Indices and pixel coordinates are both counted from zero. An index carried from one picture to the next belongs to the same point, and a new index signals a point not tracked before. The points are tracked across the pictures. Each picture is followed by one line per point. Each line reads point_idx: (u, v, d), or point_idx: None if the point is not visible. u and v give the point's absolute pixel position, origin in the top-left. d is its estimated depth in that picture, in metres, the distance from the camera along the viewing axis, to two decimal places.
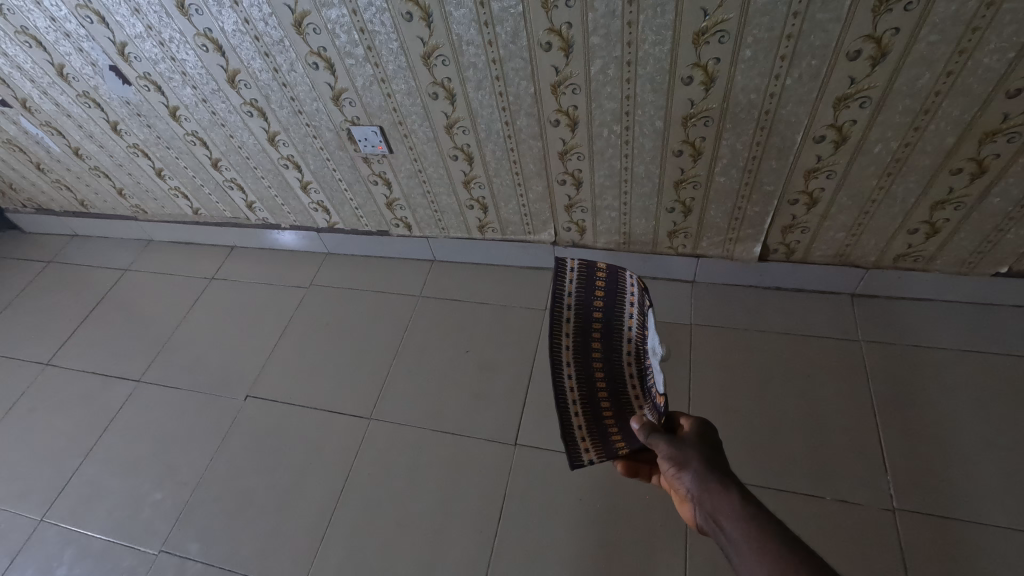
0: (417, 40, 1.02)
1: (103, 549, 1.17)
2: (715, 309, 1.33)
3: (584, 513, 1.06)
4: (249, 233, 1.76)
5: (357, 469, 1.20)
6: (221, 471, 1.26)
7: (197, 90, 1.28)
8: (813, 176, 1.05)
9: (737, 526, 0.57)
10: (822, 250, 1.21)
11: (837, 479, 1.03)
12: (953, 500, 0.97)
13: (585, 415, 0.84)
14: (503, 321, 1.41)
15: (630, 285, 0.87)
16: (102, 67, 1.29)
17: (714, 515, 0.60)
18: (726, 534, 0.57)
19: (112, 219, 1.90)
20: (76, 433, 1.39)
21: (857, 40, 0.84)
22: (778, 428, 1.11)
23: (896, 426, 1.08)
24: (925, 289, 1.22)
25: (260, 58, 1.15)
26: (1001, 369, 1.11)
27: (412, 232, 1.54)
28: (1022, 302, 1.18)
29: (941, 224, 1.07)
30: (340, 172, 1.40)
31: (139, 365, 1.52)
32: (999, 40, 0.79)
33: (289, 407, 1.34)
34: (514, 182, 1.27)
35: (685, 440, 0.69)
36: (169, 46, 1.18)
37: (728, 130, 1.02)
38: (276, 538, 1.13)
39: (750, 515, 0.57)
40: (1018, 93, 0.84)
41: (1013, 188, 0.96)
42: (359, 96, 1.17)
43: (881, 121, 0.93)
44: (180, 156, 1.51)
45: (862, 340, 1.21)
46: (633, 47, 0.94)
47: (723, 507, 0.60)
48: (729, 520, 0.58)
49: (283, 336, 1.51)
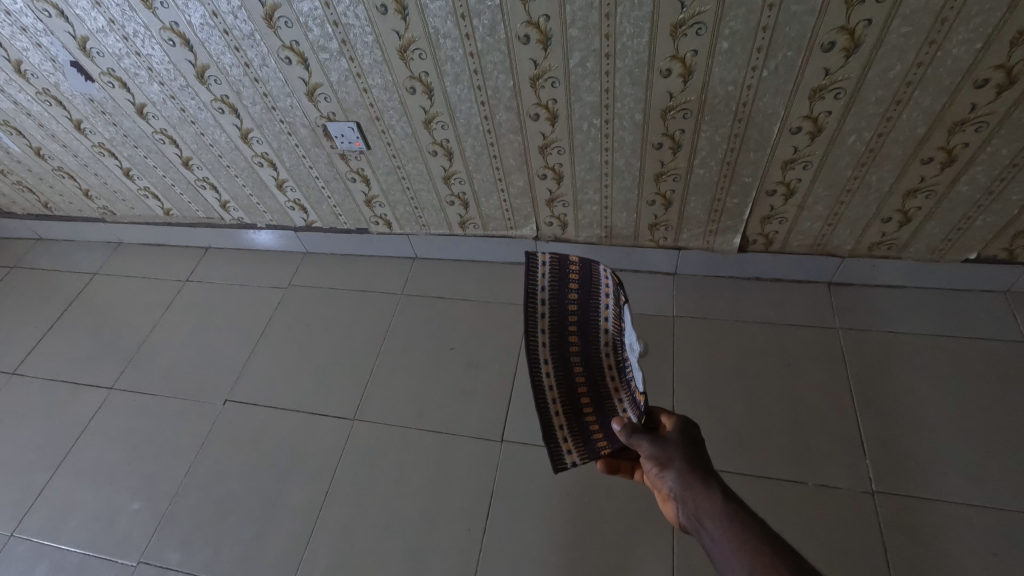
0: (393, 33, 1.00)
1: (79, 563, 1.13)
2: (697, 300, 1.34)
3: (571, 507, 1.07)
4: (224, 233, 1.71)
5: (342, 471, 1.18)
6: (201, 478, 1.23)
7: (165, 86, 1.23)
8: (790, 167, 1.07)
9: (720, 526, 0.58)
10: (799, 240, 1.23)
11: (818, 465, 1.05)
12: (927, 480, 1.00)
13: (565, 413, 0.85)
14: (487, 317, 1.41)
15: (604, 277, 0.85)
16: (62, 63, 1.24)
17: (697, 515, 0.61)
18: (710, 534, 0.58)
19: (78, 221, 1.83)
20: (47, 444, 1.34)
21: (831, 32, 0.85)
22: (760, 417, 1.12)
23: (872, 410, 1.10)
24: (898, 276, 1.25)
25: (230, 53, 1.11)
26: (970, 351, 1.15)
27: (392, 229, 1.52)
28: (989, 287, 1.22)
29: (913, 212, 1.10)
30: (317, 168, 1.37)
31: (111, 372, 1.48)
32: (967, 31, 0.81)
33: (270, 411, 1.32)
34: (495, 177, 1.26)
35: (666, 439, 0.69)
36: (134, 40, 1.14)
37: (707, 123, 1.03)
38: (260, 544, 1.11)
39: (732, 515, 0.58)
40: (985, 83, 0.86)
41: (980, 175, 0.99)
42: (334, 92, 1.14)
43: (855, 112, 0.95)
44: (149, 156, 1.47)
45: (840, 327, 1.23)
46: (612, 39, 0.93)
47: (705, 508, 0.61)
48: (712, 520, 0.59)
49: (262, 339, 1.48)
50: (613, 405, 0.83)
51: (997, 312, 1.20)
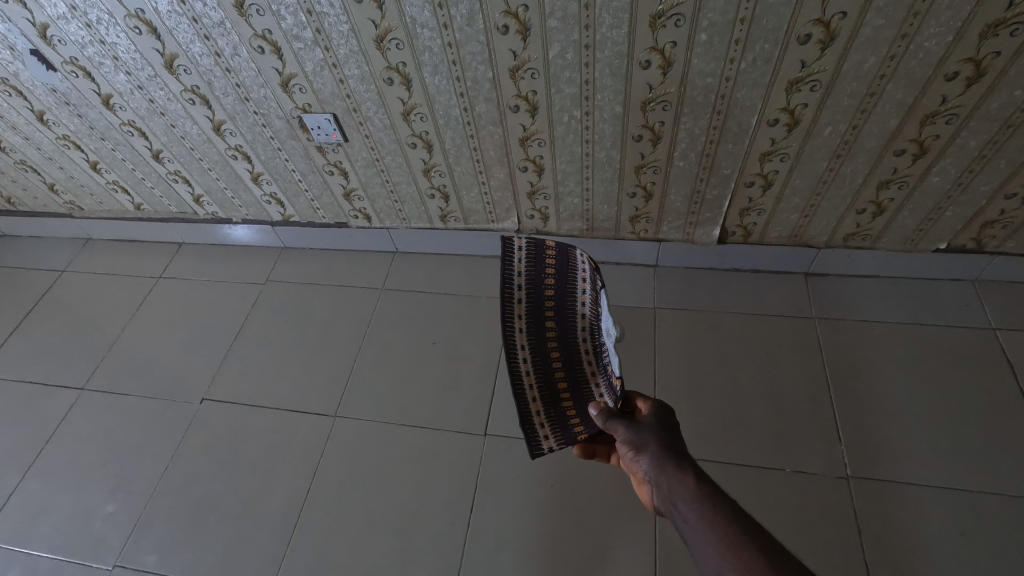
0: (369, 23, 0.98)
1: (51, 568, 1.10)
2: (677, 292, 1.35)
3: (554, 499, 1.07)
4: (198, 228, 1.67)
5: (323, 468, 1.17)
6: (177, 479, 1.20)
7: (132, 76, 1.19)
8: (767, 159, 1.08)
9: (692, 508, 0.59)
10: (777, 231, 1.25)
11: (795, 451, 1.07)
12: (898, 464, 1.03)
13: (542, 398, 0.86)
14: (469, 311, 1.40)
15: (580, 262, 0.84)
16: (21, 51, 1.18)
17: (670, 498, 0.62)
18: (682, 516, 0.59)
19: (44, 217, 1.77)
20: (15, 447, 1.30)
21: (807, 24, 0.85)
22: (739, 406, 1.14)
23: (847, 397, 1.13)
24: (872, 266, 1.28)
25: (200, 42, 1.08)
26: (941, 338, 1.18)
27: (371, 223, 1.50)
28: (958, 276, 1.25)
29: (886, 204, 1.12)
30: (293, 162, 1.34)
31: (82, 372, 1.43)
32: (938, 24, 0.82)
33: (248, 409, 1.29)
34: (475, 170, 1.25)
35: (641, 424, 0.70)
36: (98, 28, 1.10)
37: (686, 115, 1.03)
38: (240, 544, 1.09)
39: (705, 497, 0.59)
40: (955, 76, 0.88)
41: (950, 167, 1.01)
42: (309, 82, 1.12)
43: (830, 105, 0.96)
44: (117, 148, 1.42)
45: (816, 316, 1.26)
46: (591, 30, 0.93)
47: (679, 490, 0.61)
48: (684, 502, 0.60)
49: (239, 336, 1.45)
50: (589, 389, 0.84)
51: (966, 300, 1.23)
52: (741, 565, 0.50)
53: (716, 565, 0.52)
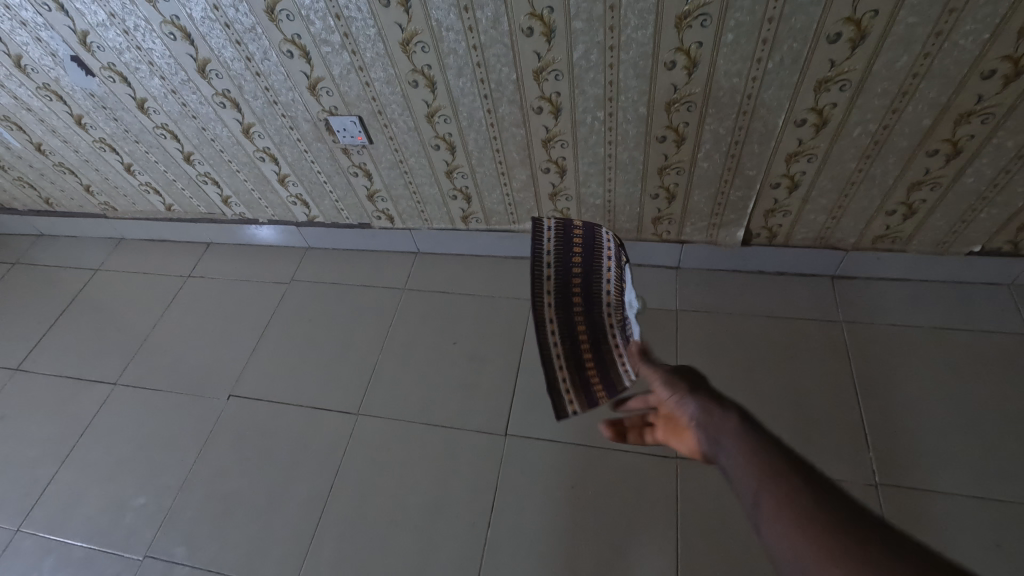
0: (395, 27, 1.00)
1: (85, 557, 1.14)
2: (700, 294, 1.34)
3: (574, 501, 1.07)
4: (226, 228, 1.71)
5: (347, 465, 1.19)
6: (205, 473, 1.23)
7: (166, 81, 1.23)
8: (794, 160, 1.06)
9: (732, 440, 0.56)
10: (802, 233, 1.23)
11: (822, 457, 1.05)
12: (930, 472, 1.00)
13: (569, 367, 0.85)
14: (489, 312, 1.40)
15: (607, 242, 0.89)
16: (63, 58, 1.23)
17: (713, 436, 0.59)
18: (724, 450, 0.56)
19: (79, 217, 1.83)
20: (52, 439, 1.35)
21: (837, 23, 0.84)
22: (764, 411, 1.13)
23: (876, 403, 1.10)
24: (901, 270, 1.25)
25: (231, 47, 1.11)
26: (977, 345, 1.15)
27: (394, 224, 1.52)
28: (993, 280, 1.22)
29: (917, 205, 1.09)
30: (318, 163, 1.36)
31: (115, 368, 1.48)
32: (974, 21, 0.80)
33: (274, 407, 1.32)
34: (498, 171, 1.25)
35: (685, 372, 0.70)
36: (134, 35, 1.14)
37: (711, 115, 1.02)
38: (264, 539, 1.11)
39: (747, 431, 0.56)
40: (992, 74, 0.86)
41: (986, 167, 0.99)
42: (336, 86, 1.14)
43: (860, 105, 0.94)
44: (150, 151, 1.46)
45: (843, 320, 1.23)
46: (616, 31, 0.93)
47: (722, 427, 0.59)
48: (728, 438, 0.57)
49: (265, 334, 1.48)
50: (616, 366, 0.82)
51: (1003, 305, 1.19)
52: (776, 488, 0.47)
53: (751, 490, 0.49)
